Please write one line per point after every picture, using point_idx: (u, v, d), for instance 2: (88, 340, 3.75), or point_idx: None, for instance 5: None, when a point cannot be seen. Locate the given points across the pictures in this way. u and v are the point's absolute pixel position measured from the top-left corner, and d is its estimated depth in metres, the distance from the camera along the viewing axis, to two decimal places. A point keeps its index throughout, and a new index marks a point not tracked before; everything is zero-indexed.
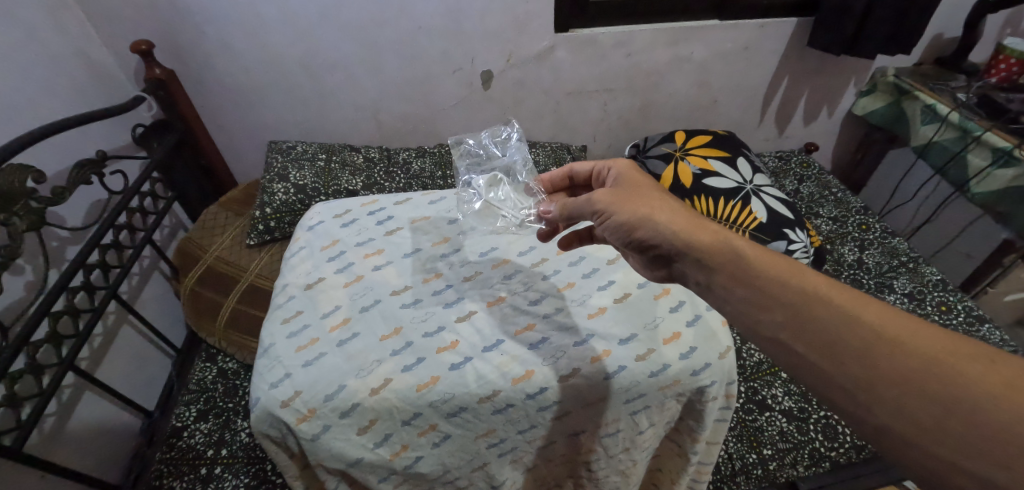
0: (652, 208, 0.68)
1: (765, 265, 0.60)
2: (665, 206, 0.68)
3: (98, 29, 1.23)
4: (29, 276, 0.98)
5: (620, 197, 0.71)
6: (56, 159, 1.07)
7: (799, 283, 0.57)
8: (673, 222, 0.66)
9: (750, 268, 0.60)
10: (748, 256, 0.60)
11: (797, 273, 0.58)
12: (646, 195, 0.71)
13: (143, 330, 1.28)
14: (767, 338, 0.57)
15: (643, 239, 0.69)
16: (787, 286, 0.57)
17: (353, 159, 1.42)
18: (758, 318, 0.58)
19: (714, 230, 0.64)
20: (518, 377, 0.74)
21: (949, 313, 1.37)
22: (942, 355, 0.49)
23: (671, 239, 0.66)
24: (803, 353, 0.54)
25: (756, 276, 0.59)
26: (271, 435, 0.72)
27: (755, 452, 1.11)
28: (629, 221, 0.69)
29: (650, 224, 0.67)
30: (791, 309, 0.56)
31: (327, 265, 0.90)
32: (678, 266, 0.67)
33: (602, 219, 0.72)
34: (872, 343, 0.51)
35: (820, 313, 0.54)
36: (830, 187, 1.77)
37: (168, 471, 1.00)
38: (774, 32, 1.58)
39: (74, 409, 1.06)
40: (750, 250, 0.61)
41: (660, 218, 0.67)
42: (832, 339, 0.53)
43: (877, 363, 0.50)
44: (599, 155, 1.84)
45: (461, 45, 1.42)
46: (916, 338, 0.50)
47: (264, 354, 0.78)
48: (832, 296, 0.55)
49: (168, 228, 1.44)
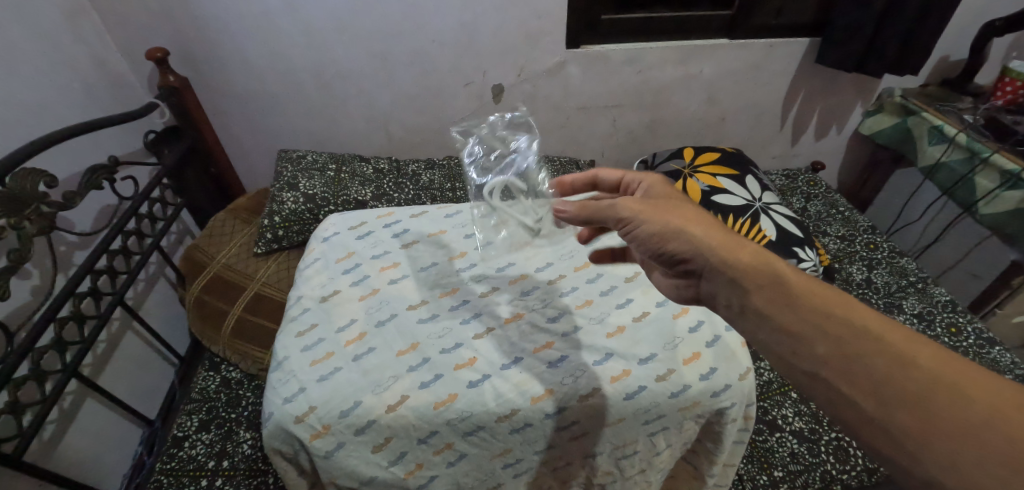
0: (685, 220, 0.68)
1: (811, 298, 0.57)
2: (701, 221, 0.68)
3: (114, 35, 1.23)
4: (35, 281, 0.97)
5: (654, 206, 0.70)
6: (67, 164, 1.06)
7: (845, 314, 0.54)
8: (709, 239, 0.65)
9: (791, 296, 0.58)
10: (791, 283, 0.59)
11: (847, 307, 0.55)
12: (679, 208, 0.70)
13: (147, 337, 1.27)
14: (810, 374, 0.54)
15: (675, 252, 0.67)
16: (830, 316, 0.55)
17: (363, 169, 1.42)
18: (804, 352, 0.55)
19: (755, 253, 0.63)
20: (536, 397, 0.73)
21: (960, 335, 1.35)
22: (1001, 405, 0.46)
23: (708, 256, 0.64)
24: (846, 390, 0.51)
25: (796, 304, 0.57)
26: (283, 450, 0.71)
27: (766, 473, 1.09)
28: (661, 232, 0.68)
29: (683, 237, 0.66)
30: (838, 345, 0.53)
31: (341, 277, 0.90)
32: (706, 284, 0.66)
33: (629, 228, 0.71)
34: (925, 389, 0.49)
35: (867, 350, 0.52)
36: (837, 206, 1.77)
37: (168, 482, 0.98)
38: (783, 51, 1.59)
39: (76, 417, 1.04)
40: (798, 282, 0.59)
41: (698, 234, 0.66)
42: (880, 380, 0.50)
43: (929, 409, 0.48)
44: (607, 170, 1.84)
45: (473, 60, 1.43)
46: (974, 387, 0.48)
47: (277, 368, 0.77)
48: (882, 331, 0.52)
49: (175, 235, 1.44)
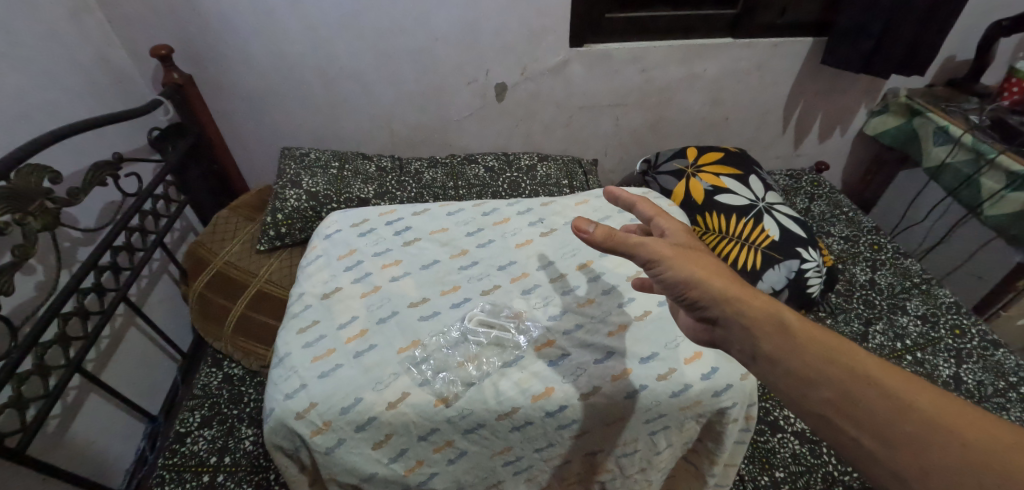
0: (708, 271, 0.65)
1: (811, 340, 0.57)
2: (721, 272, 0.65)
3: (118, 32, 1.24)
4: (39, 276, 0.98)
5: (676, 253, 0.67)
6: (71, 161, 1.07)
7: (844, 357, 0.55)
8: (729, 289, 0.63)
9: (795, 339, 0.57)
10: (795, 326, 0.58)
11: (845, 348, 0.55)
12: (702, 257, 0.67)
13: (150, 333, 1.27)
14: (814, 415, 0.54)
15: (695, 299, 0.64)
16: (831, 360, 0.55)
17: (365, 167, 1.42)
18: (805, 393, 0.55)
19: (765, 300, 0.61)
20: (537, 395, 0.73)
21: (964, 337, 1.35)
22: (1002, 447, 0.46)
23: (729, 306, 0.62)
24: (850, 433, 0.51)
25: (799, 346, 0.57)
26: (283, 446, 0.72)
27: (768, 474, 1.09)
28: (686, 280, 0.65)
29: (707, 286, 0.63)
30: (838, 386, 0.53)
31: (343, 275, 0.90)
32: (721, 331, 0.63)
33: (654, 271, 0.67)
34: (925, 430, 0.49)
35: (868, 395, 0.52)
36: (841, 206, 1.76)
37: (170, 478, 0.99)
38: (788, 50, 1.58)
39: (79, 412, 1.05)
40: (801, 325, 0.58)
41: (716, 285, 0.63)
42: (882, 424, 0.50)
43: (931, 451, 0.48)
44: (609, 169, 1.84)
45: (476, 58, 1.42)
46: (971, 428, 0.48)
47: (279, 364, 0.77)
48: (880, 375, 0.53)
49: (179, 232, 1.44)
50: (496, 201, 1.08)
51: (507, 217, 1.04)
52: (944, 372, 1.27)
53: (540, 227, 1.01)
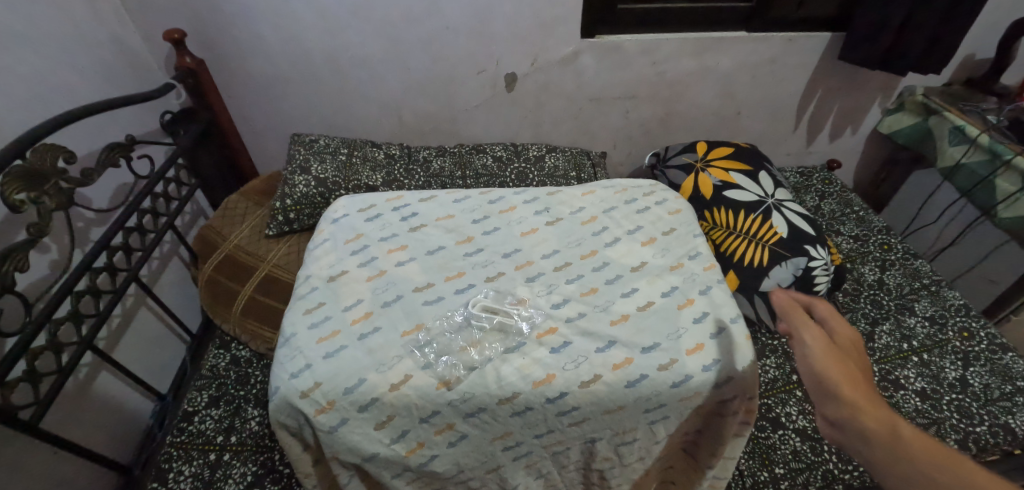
0: (835, 369, 0.66)
1: (925, 452, 0.58)
2: (847, 371, 0.66)
3: (133, 16, 1.25)
4: (53, 255, 1.00)
5: (824, 347, 0.68)
6: (85, 142, 1.09)
7: (955, 470, 0.56)
8: (848, 389, 0.64)
9: (906, 449, 0.59)
10: (909, 436, 0.59)
11: (957, 463, 0.56)
12: (842, 353, 0.68)
13: (160, 313, 1.29)
14: None
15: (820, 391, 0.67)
16: (940, 470, 0.56)
17: (374, 154, 1.43)
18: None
19: (884, 408, 0.62)
20: (538, 381, 0.73)
21: (972, 340, 1.33)
22: None
23: (846, 405, 0.63)
24: None
25: (911, 456, 0.58)
26: (288, 425, 0.73)
27: (767, 470, 1.09)
28: (816, 373, 0.67)
29: (828, 384, 0.65)
30: None
31: (349, 258, 0.91)
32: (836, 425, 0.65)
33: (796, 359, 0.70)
34: None
35: None
36: (852, 205, 1.74)
37: (178, 455, 1.01)
38: (802, 46, 1.56)
39: (91, 389, 1.07)
40: (913, 435, 0.60)
41: (841, 385, 0.65)
42: None
43: None
44: (618, 162, 1.83)
45: (487, 47, 1.42)
46: None
47: (284, 344, 0.78)
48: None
49: (190, 215, 1.46)
50: (503, 190, 1.08)
51: (514, 205, 1.04)
52: (949, 374, 1.26)
53: (546, 216, 1.01)
